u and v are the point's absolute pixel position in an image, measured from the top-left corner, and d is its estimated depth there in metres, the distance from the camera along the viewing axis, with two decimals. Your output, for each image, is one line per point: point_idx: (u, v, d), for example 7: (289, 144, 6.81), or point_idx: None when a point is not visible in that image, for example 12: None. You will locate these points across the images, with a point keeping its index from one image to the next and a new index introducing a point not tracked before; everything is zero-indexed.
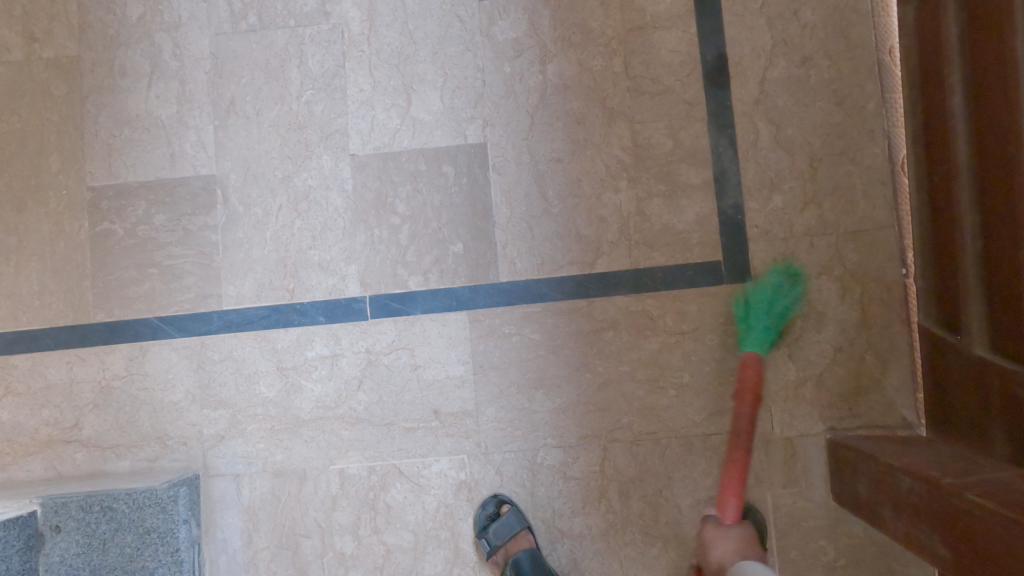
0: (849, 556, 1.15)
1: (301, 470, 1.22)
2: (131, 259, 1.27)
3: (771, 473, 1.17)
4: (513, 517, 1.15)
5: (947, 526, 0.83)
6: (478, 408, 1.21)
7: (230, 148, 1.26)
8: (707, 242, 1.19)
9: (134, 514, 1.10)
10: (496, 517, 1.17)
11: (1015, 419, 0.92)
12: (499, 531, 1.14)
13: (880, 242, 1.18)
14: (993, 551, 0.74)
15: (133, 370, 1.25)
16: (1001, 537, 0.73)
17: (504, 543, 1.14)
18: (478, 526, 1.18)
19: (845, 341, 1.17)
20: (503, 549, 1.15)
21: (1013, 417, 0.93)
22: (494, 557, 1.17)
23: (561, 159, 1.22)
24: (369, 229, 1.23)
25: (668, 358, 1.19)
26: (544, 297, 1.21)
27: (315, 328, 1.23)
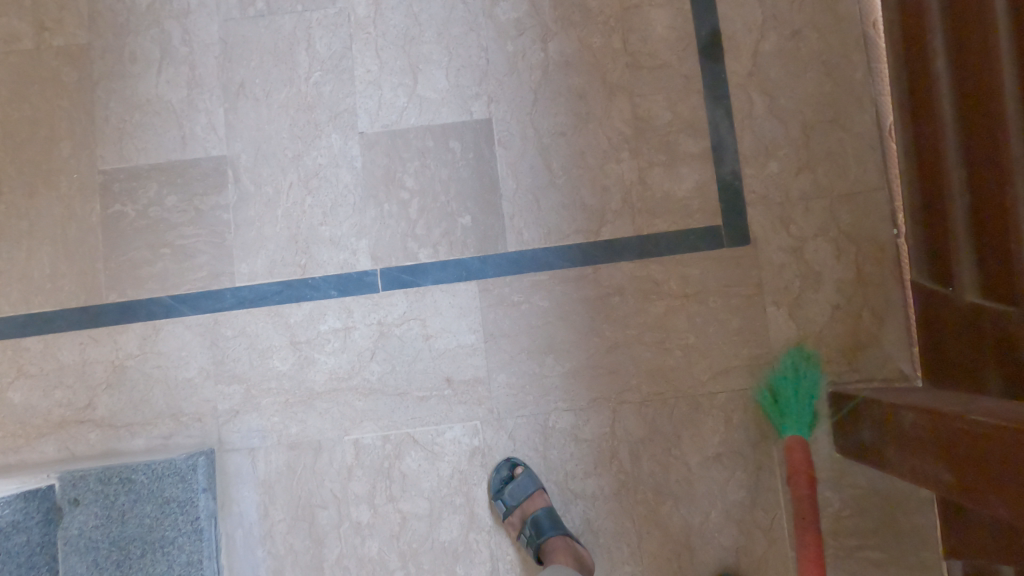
0: (853, 506, 1.19)
1: (315, 442, 1.24)
2: (143, 240, 1.28)
3: (776, 429, 1.21)
4: (527, 478, 1.18)
5: (951, 454, 0.86)
6: (490, 374, 1.24)
7: (241, 130, 1.29)
8: (707, 208, 1.24)
9: (154, 485, 1.11)
10: (510, 480, 1.20)
11: (1008, 360, 0.97)
12: (515, 493, 1.17)
13: (873, 204, 1.23)
14: (991, 466, 0.78)
15: (146, 349, 1.27)
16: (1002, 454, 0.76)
17: (520, 503, 1.16)
18: (493, 489, 1.20)
19: (843, 299, 1.22)
20: (519, 510, 1.17)
21: (1006, 358, 0.98)
22: (510, 519, 1.19)
23: (564, 133, 1.26)
24: (379, 204, 1.26)
25: (673, 321, 1.22)
26: (551, 266, 1.24)
27: (327, 302, 1.26)
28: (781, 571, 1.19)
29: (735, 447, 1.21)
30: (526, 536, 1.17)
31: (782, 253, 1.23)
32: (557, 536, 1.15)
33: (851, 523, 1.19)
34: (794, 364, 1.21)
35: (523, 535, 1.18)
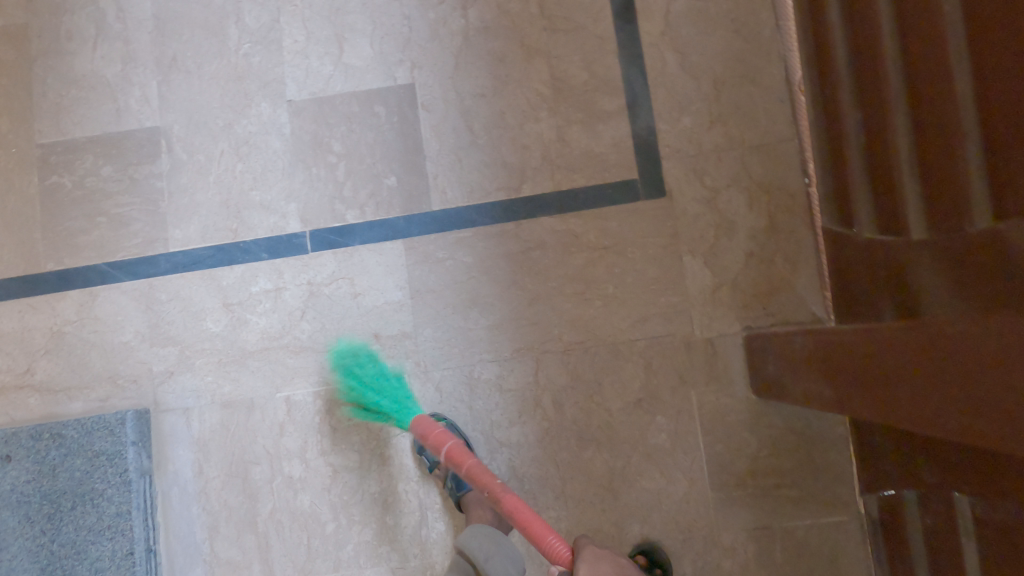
0: (769, 446, 1.23)
1: (248, 400, 1.28)
2: (80, 210, 1.32)
3: (694, 374, 1.24)
4: (448, 437, 1.21)
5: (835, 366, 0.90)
6: (417, 329, 1.27)
7: (173, 101, 1.33)
8: (624, 163, 1.28)
9: (84, 439, 1.15)
10: None
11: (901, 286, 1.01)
12: (437, 450, 1.21)
13: (783, 154, 1.27)
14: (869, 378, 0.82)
15: (83, 315, 1.30)
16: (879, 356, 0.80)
17: (442, 459, 1.21)
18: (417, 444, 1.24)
19: (756, 246, 1.26)
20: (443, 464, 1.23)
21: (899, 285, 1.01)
22: (436, 470, 1.25)
23: (484, 95, 1.30)
24: (307, 168, 1.30)
25: (593, 273, 1.26)
26: (474, 223, 1.28)
27: (258, 264, 1.29)
28: (701, 510, 1.23)
29: (655, 392, 1.24)
30: (450, 485, 1.23)
31: (696, 203, 1.27)
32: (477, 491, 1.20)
33: (767, 463, 1.23)
34: (633, 306, 1.26)
35: (447, 485, 1.24)
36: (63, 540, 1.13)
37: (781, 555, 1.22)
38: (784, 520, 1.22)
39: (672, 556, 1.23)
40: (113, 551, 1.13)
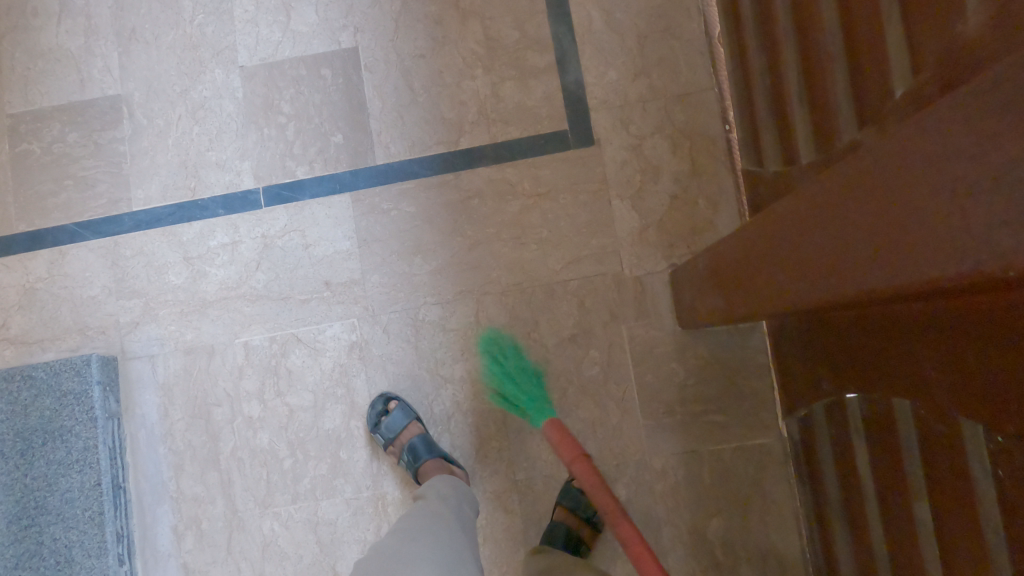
0: (697, 374, 1.30)
1: (209, 345, 1.36)
2: (49, 174, 1.41)
3: (624, 309, 1.32)
4: (401, 413, 1.27)
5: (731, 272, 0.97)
6: (364, 276, 1.36)
7: (134, 71, 1.42)
8: (554, 115, 1.36)
9: (52, 380, 1.23)
10: (386, 413, 1.30)
11: None
12: (391, 426, 1.26)
13: (703, 102, 1.35)
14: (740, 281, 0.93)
15: (54, 272, 1.39)
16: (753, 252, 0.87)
17: (396, 434, 1.26)
18: (371, 423, 1.30)
19: (680, 189, 1.34)
20: (397, 441, 1.27)
21: None
22: (390, 448, 1.28)
23: (423, 56, 1.39)
24: (260, 129, 1.39)
25: (528, 218, 1.35)
26: (416, 175, 1.37)
27: (215, 219, 1.38)
28: (634, 437, 1.30)
29: (589, 327, 1.32)
30: (405, 461, 1.26)
31: (623, 151, 1.35)
32: (432, 459, 1.24)
33: (695, 391, 1.30)
34: (565, 248, 1.34)
35: (402, 460, 1.27)
36: (36, 474, 1.22)
37: (710, 477, 1.28)
38: (712, 444, 1.28)
39: (607, 480, 1.29)
40: (82, 483, 1.22)
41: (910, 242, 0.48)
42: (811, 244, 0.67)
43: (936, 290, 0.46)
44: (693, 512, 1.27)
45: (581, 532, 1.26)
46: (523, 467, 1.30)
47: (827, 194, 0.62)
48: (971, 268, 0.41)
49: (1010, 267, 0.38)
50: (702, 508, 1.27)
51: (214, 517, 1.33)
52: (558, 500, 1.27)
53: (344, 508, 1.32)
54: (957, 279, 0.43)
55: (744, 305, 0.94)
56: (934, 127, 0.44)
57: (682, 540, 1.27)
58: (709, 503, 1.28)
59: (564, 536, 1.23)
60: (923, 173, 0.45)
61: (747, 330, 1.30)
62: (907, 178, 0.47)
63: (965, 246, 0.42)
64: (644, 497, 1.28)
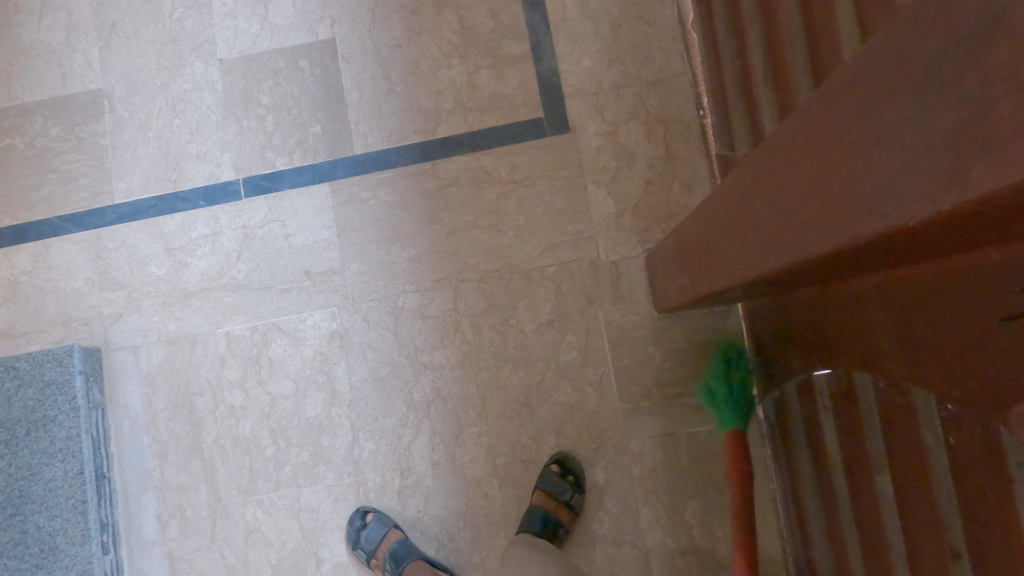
0: (674, 358, 1.31)
1: (191, 336, 1.38)
2: (32, 168, 1.43)
3: (600, 294, 1.33)
4: (378, 523, 1.27)
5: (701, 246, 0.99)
6: (344, 265, 1.37)
7: (114, 65, 1.43)
8: (529, 103, 1.38)
9: (35, 370, 1.25)
10: (364, 527, 1.29)
11: None
12: (370, 537, 1.26)
13: (677, 87, 1.36)
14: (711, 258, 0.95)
15: (37, 264, 1.41)
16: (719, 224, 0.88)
17: (376, 546, 1.25)
18: (351, 540, 1.29)
19: (655, 174, 1.35)
20: (377, 554, 1.26)
21: None
22: (374, 562, 1.27)
23: (399, 46, 1.40)
24: (239, 121, 1.41)
25: (505, 205, 1.36)
26: (394, 164, 1.38)
27: (196, 211, 1.40)
28: (612, 421, 1.31)
29: (566, 313, 1.33)
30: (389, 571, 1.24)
31: (598, 137, 1.36)
32: (416, 560, 1.24)
33: (673, 375, 1.31)
34: (541, 234, 1.35)
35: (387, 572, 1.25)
36: (19, 463, 1.23)
37: (687, 459, 1.29)
38: (689, 427, 1.29)
39: (586, 464, 1.30)
40: (65, 472, 1.23)
41: (830, 197, 0.49)
42: (761, 208, 0.68)
43: (854, 245, 0.48)
44: (671, 494, 1.28)
45: (560, 515, 1.26)
46: (502, 452, 1.31)
47: (774, 157, 0.63)
48: (873, 225, 0.44)
49: (906, 216, 0.40)
50: (680, 490, 1.28)
51: (198, 505, 1.34)
52: (536, 484, 1.27)
53: (326, 494, 1.33)
54: (866, 231, 0.45)
55: (713, 277, 0.95)
56: (847, 86, 0.46)
57: (660, 522, 1.28)
58: (687, 485, 1.28)
59: (542, 520, 1.24)
60: (837, 134, 0.48)
61: (723, 313, 1.31)
62: (832, 134, 0.49)
63: (871, 197, 0.43)
64: (622, 481, 1.29)
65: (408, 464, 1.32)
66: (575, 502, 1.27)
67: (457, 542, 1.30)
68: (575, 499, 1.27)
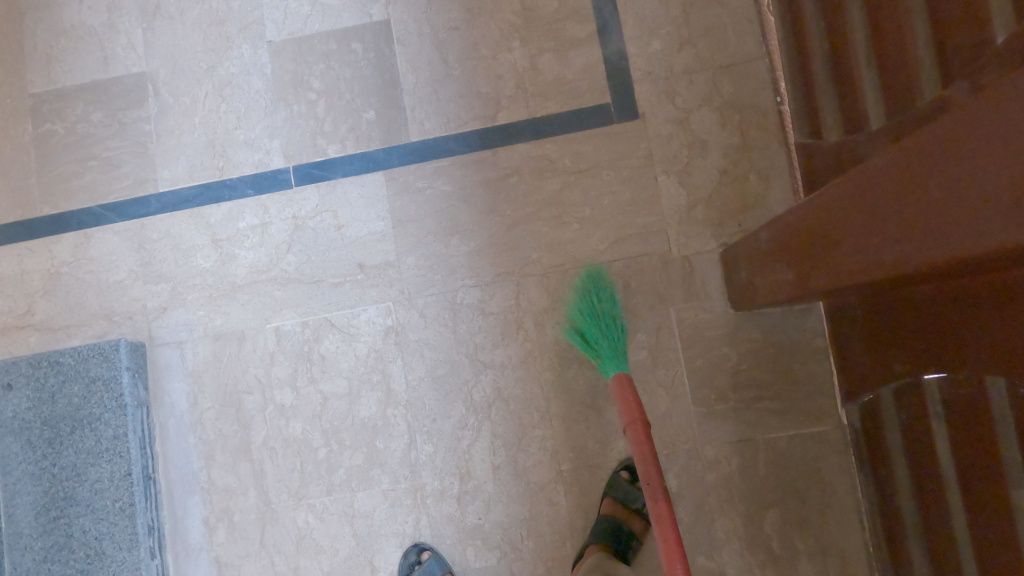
0: (750, 359, 1.24)
1: (239, 331, 1.31)
2: (72, 155, 1.37)
3: (672, 291, 1.26)
4: (434, 563, 1.21)
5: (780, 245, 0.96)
6: (399, 258, 1.30)
7: (158, 47, 1.37)
8: (596, 88, 1.30)
9: (80, 366, 1.19)
10: (418, 564, 1.23)
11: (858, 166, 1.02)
12: None
13: (753, 73, 1.28)
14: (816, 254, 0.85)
15: (79, 256, 1.35)
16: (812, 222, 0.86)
17: None
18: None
19: (729, 164, 1.27)
20: None
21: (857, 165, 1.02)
22: None
23: (458, 28, 1.33)
24: (289, 106, 1.34)
25: (569, 196, 1.28)
26: (452, 152, 1.31)
27: (244, 200, 1.33)
28: (684, 424, 1.24)
29: (635, 310, 1.26)
30: None
31: (668, 124, 1.28)
32: None
33: (749, 377, 1.24)
34: (610, 227, 1.27)
35: None
36: (64, 463, 1.18)
37: (764, 465, 1.22)
38: (767, 432, 1.23)
39: None
40: (112, 473, 1.17)
41: None
42: (937, 192, 0.60)
43: None
44: (748, 503, 1.22)
45: (632, 525, 1.20)
46: (568, 456, 1.25)
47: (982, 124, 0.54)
48: None
49: None
50: (758, 499, 1.22)
51: (247, 509, 1.28)
52: (605, 493, 1.22)
53: (381, 499, 1.27)
54: None
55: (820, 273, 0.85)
56: None
57: (736, 532, 1.22)
58: (766, 494, 1.22)
59: (615, 530, 1.18)
60: None
61: (802, 312, 1.24)
62: None
63: None
64: (695, 487, 1.23)
65: (468, 468, 1.26)
66: (648, 509, 1.21)
67: (521, 551, 1.24)
68: (648, 506, 1.21)
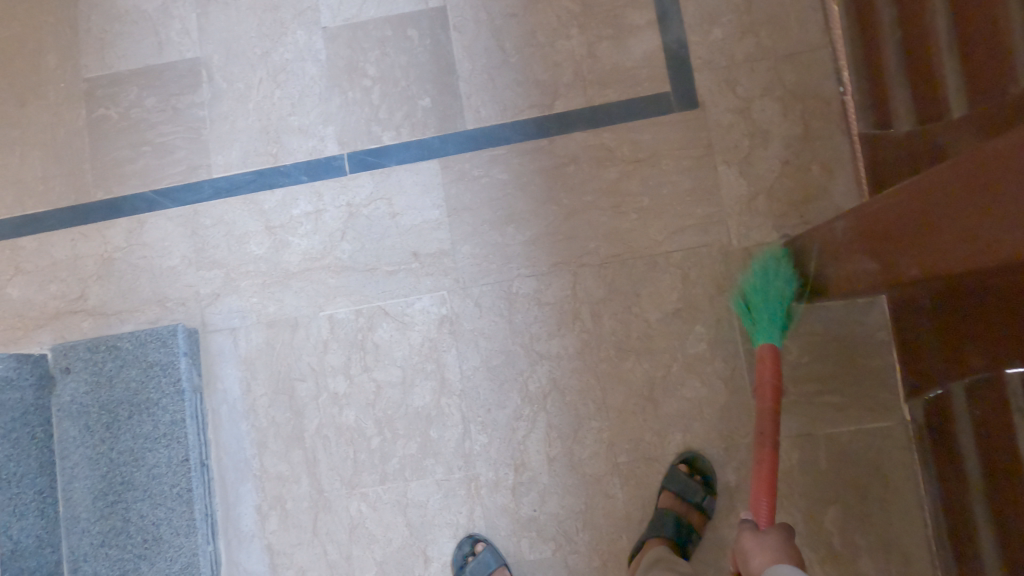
0: (811, 353, 1.23)
1: (292, 319, 1.31)
2: (126, 140, 1.36)
3: (731, 282, 1.24)
4: (489, 555, 1.19)
5: (867, 231, 0.91)
6: (454, 247, 1.29)
7: (212, 33, 1.36)
8: (655, 76, 1.28)
9: (138, 351, 1.18)
10: (472, 555, 1.22)
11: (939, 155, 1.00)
12: (476, 569, 1.18)
13: (816, 62, 1.26)
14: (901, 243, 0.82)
15: (132, 241, 1.34)
16: (905, 209, 0.81)
17: None
18: (456, 566, 1.22)
19: (791, 155, 1.25)
20: None
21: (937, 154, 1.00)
22: None
23: (515, 15, 1.31)
24: (343, 93, 1.33)
25: (627, 185, 1.27)
26: (508, 140, 1.30)
27: (298, 187, 1.32)
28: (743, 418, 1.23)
29: (694, 302, 1.25)
30: None
31: (729, 114, 1.27)
32: None
33: (810, 370, 1.22)
34: (669, 217, 1.26)
35: None
36: (121, 448, 1.17)
37: (825, 460, 1.21)
38: (828, 427, 1.21)
39: (715, 463, 1.22)
40: (169, 459, 1.17)
41: None
42: None
43: None
44: (807, 498, 1.21)
45: (691, 519, 1.19)
46: (624, 449, 1.24)
47: None
48: None
49: None
50: (817, 494, 1.21)
51: (299, 497, 1.28)
52: (665, 486, 1.20)
53: (435, 489, 1.26)
54: None
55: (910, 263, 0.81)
56: None
57: (795, 528, 1.20)
58: (826, 489, 1.21)
59: (675, 524, 1.16)
60: None
61: (864, 306, 1.22)
62: None
63: None
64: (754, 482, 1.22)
65: (523, 459, 1.25)
66: (707, 504, 1.19)
67: (576, 544, 1.23)
68: (707, 500, 1.19)
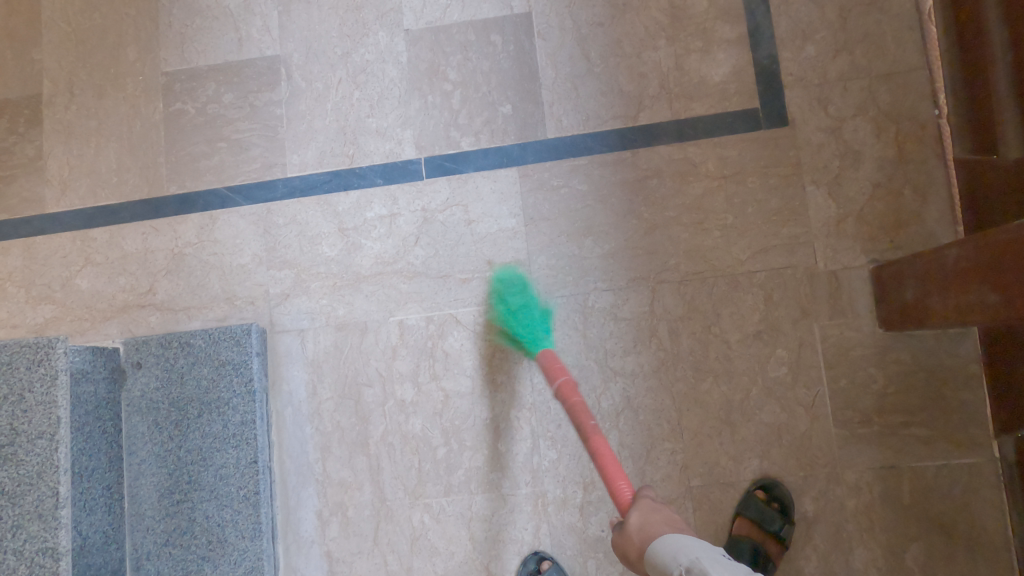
0: (898, 383, 1.18)
1: (362, 323, 1.29)
2: (202, 135, 1.36)
3: (817, 306, 1.21)
4: None
5: (983, 261, 0.86)
6: (530, 257, 1.26)
7: (293, 31, 1.35)
8: (744, 91, 1.25)
9: (210, 348, 1.17)
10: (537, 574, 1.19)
11: None
12: None
13: (912, 82, 1.22)
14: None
15: (203, 237, 1.33)
16: None
17: None
18: None
19: (883, 177, 1.22)
20: None
21: None
22: None
23: (602, 24, 1.29)
24: (423, 96, 1.32)
25: (712, 202, 1.24)
26: (590, 151, 1.27)
27: (373, 190, 1.31)
28: (824, 447, 1.19)
29: (777, 324, 1.21)
30: None
31: (820, 133, 1.23)
32: None
33: (896, 400, 1.18)
34: (753, 236, 1.23)
35: None
36: (190, 447, 1.16)
37: (909, 496, 1.16)
38: (913, 460, 1.17)
39: (793, 492, 1.18)
40: (238, 460, 1.15)
41: None
42: None
43: None
44: (889, 534, 1.16)
45: (768, 548, 1.15)
46: (698, 473, 1.20)
47: None
48: None
49: None
50: (900, 530, 1.16)
51: (362, 505, 1.25)
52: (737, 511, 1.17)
53: (500, 504, 1.23)
54: None
55: None
56: None
57: (876, 564, 1.15)
58: (909, 525, 1.16)
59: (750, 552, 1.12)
60: None
61: (956, 337, 1.18)
62: None
63: None
64: (834, 513, 1.17)
65: (593, 478, 1.22)
66: (785, 533, 1.14)
67: None
68: (785, 529, 1.14)
